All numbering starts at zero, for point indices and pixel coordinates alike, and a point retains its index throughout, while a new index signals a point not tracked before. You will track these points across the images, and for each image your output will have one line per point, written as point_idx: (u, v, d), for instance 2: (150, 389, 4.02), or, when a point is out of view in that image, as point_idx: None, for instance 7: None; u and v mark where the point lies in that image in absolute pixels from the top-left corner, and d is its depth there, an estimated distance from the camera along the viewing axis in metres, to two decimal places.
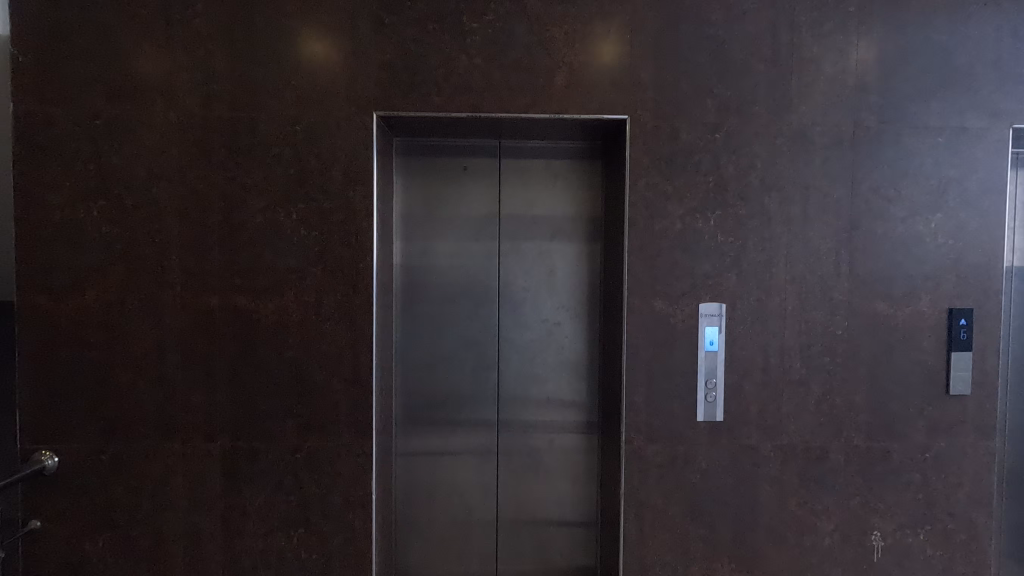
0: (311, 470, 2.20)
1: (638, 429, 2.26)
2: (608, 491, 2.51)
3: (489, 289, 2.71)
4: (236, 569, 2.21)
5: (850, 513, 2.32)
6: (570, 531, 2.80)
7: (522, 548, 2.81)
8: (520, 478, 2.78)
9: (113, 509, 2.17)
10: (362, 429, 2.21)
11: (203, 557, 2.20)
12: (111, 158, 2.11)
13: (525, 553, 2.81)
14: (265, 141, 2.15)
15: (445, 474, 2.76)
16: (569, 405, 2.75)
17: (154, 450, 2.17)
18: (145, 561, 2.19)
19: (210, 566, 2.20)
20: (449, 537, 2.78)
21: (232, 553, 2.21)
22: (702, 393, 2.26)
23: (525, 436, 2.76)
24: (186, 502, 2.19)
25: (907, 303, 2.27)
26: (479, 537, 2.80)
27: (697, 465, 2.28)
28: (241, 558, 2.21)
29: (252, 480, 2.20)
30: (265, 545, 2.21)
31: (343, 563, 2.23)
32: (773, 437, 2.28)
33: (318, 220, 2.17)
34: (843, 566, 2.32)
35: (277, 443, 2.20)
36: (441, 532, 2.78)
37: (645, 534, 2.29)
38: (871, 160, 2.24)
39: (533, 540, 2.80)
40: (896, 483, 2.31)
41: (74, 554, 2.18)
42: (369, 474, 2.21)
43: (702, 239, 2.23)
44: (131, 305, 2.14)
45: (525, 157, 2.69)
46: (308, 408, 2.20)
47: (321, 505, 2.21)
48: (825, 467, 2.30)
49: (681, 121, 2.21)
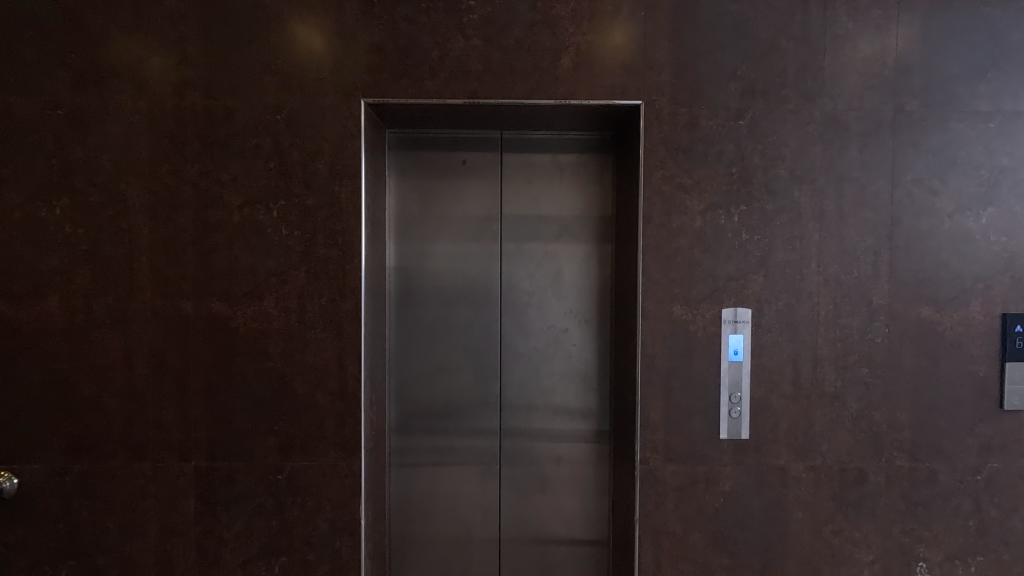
0: (294, 493, 2.00)
1: (655, 447, 2.04)
2: (621, 513, 2.29)
3: (491, 292, 2.50)
4: None
5: (893, 543, 2.08)
6: (578, 551, 2.57)
7: (526, 570, 2.59)
8: (524, 495, 2.56)
9: (78, 534, 1.99)
10: (350, 449, 2.00)
11: None
12: (75, 152, 1.94)
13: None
14: (243, 132, 1.96)
15: (443, 491, 2.55)
16: (577, 418, 2.53)
17: (123, 469, 1.98)
18: None
19: None
20: (446, 558, 2.57)
21: None
22: (725, 408, 2.04)
23: (530, 450, 2.55)
24: (156, 528, 1.99)
25: (954, 308, 2.04)
26: (480, 558, 2.58)
27: (720, 488, 2.05)
28: None
29: (230, 504, 2.00)
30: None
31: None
32: (805, 457, 2.05)
33: (302, 217, 1.97)
34: None
35: (256, 462, 2.00)
36: (439, 554, 2.57)
37: (663, 564, 2.06)
38: (914, 148, 2.02)
39: (539, 561, 2.58)
40: (943, 508, 2.07)
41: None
42: (357, 497, 2.01)
43: (725, 237, 2.02)
44: (97, 311, 1.96)
45: (528, 150, 2.49)
46: (290, 425, 2.00)
47: (305, 532, 2.01)
48: (863, 491, 2.06)
49: (701, 106, 1.99)
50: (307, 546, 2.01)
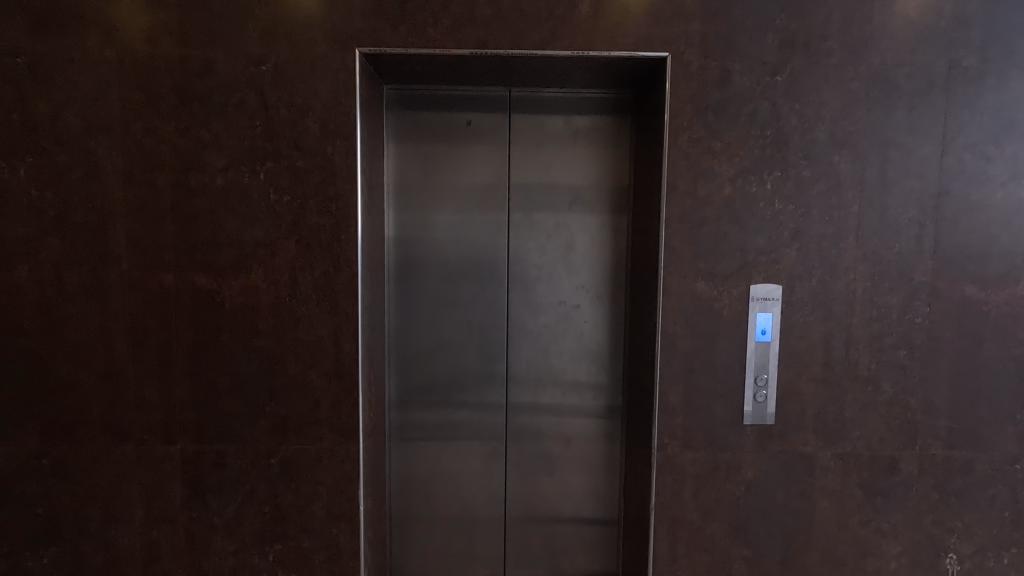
0: (288, 478, 1.88)
1: (673, 433, 1.91)
2: (634, 498, 2.18)
3: (497, 265, 2.34)
4: None
5: (922, 534, 1.96)
6: (586, 534, 2.48)
7: (532, 553, 2.49)
8: (531, 476, 2.45)
9: (59, 519, 1.87)
10: (347, 433, 1.87)
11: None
12: (39, 107, 1.75)
13: (535, 559, 2.49)
14: (224, 85, 1.76)
15: (446, 473, 2.44)
16: (588, 399, 2.40)
17: (104, 453, 1.85)
18: None
19: None
20: (449, 539, 2.47)
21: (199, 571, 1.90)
22: (750, 391, 1.89)
23: (537, 431, 2.42)
24: (142, 514, 1.87)
25: (1002, 286, 1.88)
26: (484, 540, 2.48)
27: (743, 476, 1.92)
28: None
29: (219, 490, 1.87)
30: (236, 564, 1.90)
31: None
32: (834, 444, 1.92)
33: (292, 182, 1.79)
34: None
35: (247, 446, 1.87)
36: (440, 536, 2.47)
37: (679, 555, 1.95)
38: (967, 109, 1.82)
39: (544, 544, 2.48)
40: (977, 498, 1.95)
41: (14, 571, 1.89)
42: (355, 484, 1.88)
43: (756, 207, 1.84)
44: (70, 284, 1.80)
45: (539, 111, 2.29)
46: (283, 407, 1.86)
47: (300, 519, 1.89)
48: (894, 480, 1.94)
49: (733, 60, 1.79)
50: (301, 531, 1.89)
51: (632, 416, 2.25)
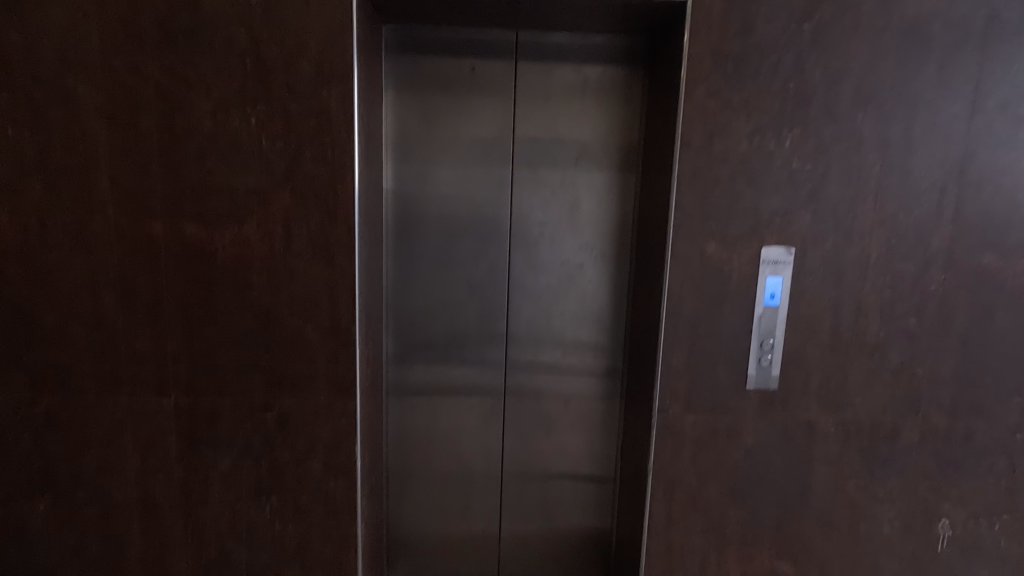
0: (284, 433, 1.85)
1: (675, 396, 1.88)
2: (631, 458, 2.18)
3: (500, 222, 2.26)
4: (201, 541, 1.91)
5: (917, 501, 1.97)
6: (582, 492, 2.49)
7: (528, 508, 2.51)
8: (529, 435, 2.44)
9: (53, 468, 1.86)
10: (344, 389, 1.83)
11: (163, 526, 1.90)
12: (11, 39, 1.63)
13: (530, 514, 2.52)
14: (210, 19, 1.64)
15: (444, 430, 2.43)
16: (588, 359, 2.38)
17: (96, 403, 1.82)
18: (95, 528, 1.90)
19: (170, 535, 1.91)
20: (445, 493, 2.49)
21: (195, 522, 1.90)
22: (755, 355, 1.86)
23: (536, 390, 2.40)
24: (138, 465, 1.86)
25: (1023, 254, 1.82)
26: (480, 495, 2.50)
27: (743, 441, 1.91)
28: (206, 529, 1.91)
29: (215, 443, 1.85)
30: (233, 516, 1.90)
31: (321, 536, 1.92)
32: (836, 410, 1.90)
33: (285, 128, 1.69)
34: (902, 557, 2.00)
35: (243, 400, 1.84)
36: (437, 492, 2.48)
37: (675, 516, 1.95)
38: (1002, 67, 1.72)
39: (540, 500, 2.50)
40: (975, 467, 1.95)
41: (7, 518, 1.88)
42: (352, 440, 1.86)
43: (773, 166, 1.75)
44: (53, 231, 1.73)
45: (548, 59, 2.16)
46: (278, 361, 1.82)
47: (297, 473, 1.88)
48: (893, 447, 1.93)
49: (759, 6, 1.67)
50: (297, 484, 1.88)
51: (632, 378, 2.22)
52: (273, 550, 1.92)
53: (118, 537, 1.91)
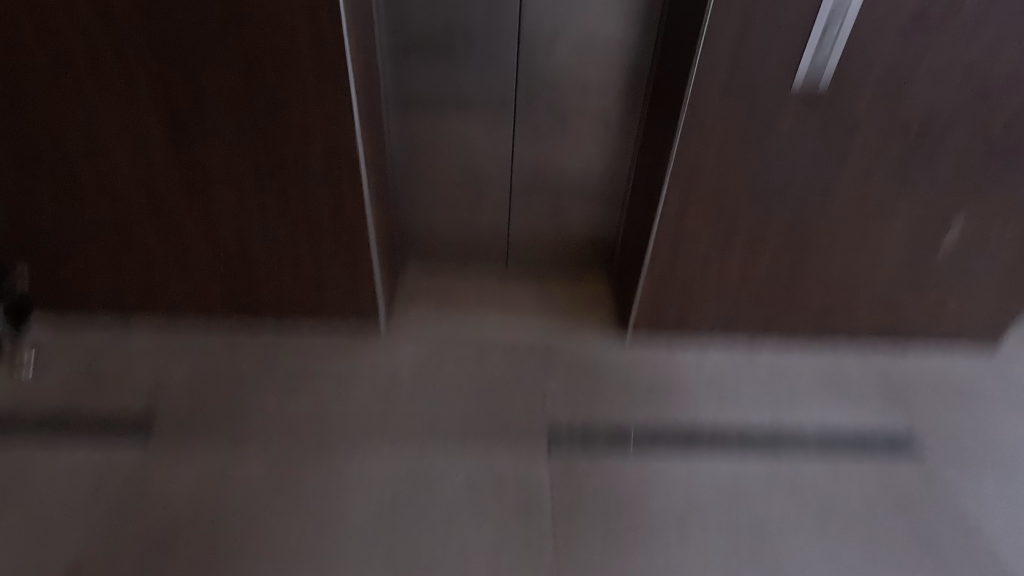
0: (273, 112, 1.70)
1: (711, 74, 1.64)
2: (651, 154, 2.05)
3: None
4: (212, 227, 1.95)
5: (937, 200, 1.91)
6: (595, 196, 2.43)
7: (537, 212, 2.48)
8: (543, 133, 2.26)
9: (40, 151, 1.80)
10: (330, 57, 1.61)
11: (170, 213, 1.92)
12: None
13: (540, 218, 2.50)
14: None
15: (449, 128, 2.24)
16: (614, 44, 2.05)
17: (55, 70, 1.64)
18: (103, 211, 1.92)
19: (178, 222, 1.94)
20: (454, 196, 2.43)
21: (200, 209, 1.91)
22: (816, 29, 1.57)
23: (554, 79, 2.13)
24: (125, 145, 1.78)
25: None
26: (489, 198, 2.44)
27: (773, 143, 1.78)
28: (214, 215, 1.92)
29: (200, 122, 1.73)
30: (237, 202, 1.89)
31: (331, 224, 1.94)
32: (889, 96, 1.70)
33: None
34: (901, 253, 2.03)
35: (217, 70, 1.63)
36: (442, 198, 2.43)
37: (687, 215, 1.92)
38: None
39: (550, 205, 2.45)
40: (1013, 162, 1.83)
41: (12, 196, 1.89)
42: (348, 120, 1.72)
43: None
44: None
45: None
46: (247, 20, 1.55)
47: (294, 157, 1.80)
48: (935, 144, 1.79)
49: None
50: (298, 175, 1.83)
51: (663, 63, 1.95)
52: (285, 237, 1.98)
53: (128, 221, 1.95)
